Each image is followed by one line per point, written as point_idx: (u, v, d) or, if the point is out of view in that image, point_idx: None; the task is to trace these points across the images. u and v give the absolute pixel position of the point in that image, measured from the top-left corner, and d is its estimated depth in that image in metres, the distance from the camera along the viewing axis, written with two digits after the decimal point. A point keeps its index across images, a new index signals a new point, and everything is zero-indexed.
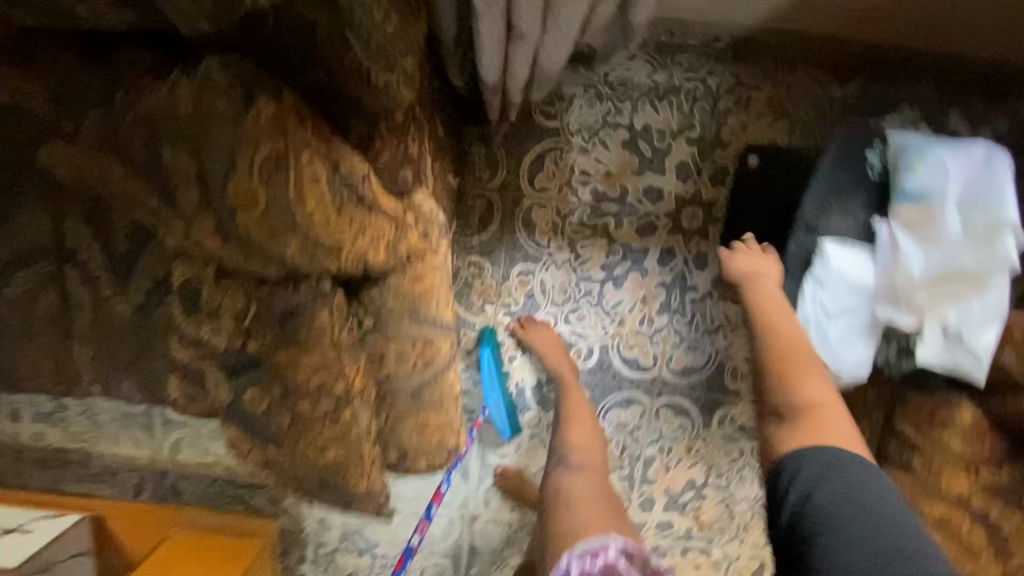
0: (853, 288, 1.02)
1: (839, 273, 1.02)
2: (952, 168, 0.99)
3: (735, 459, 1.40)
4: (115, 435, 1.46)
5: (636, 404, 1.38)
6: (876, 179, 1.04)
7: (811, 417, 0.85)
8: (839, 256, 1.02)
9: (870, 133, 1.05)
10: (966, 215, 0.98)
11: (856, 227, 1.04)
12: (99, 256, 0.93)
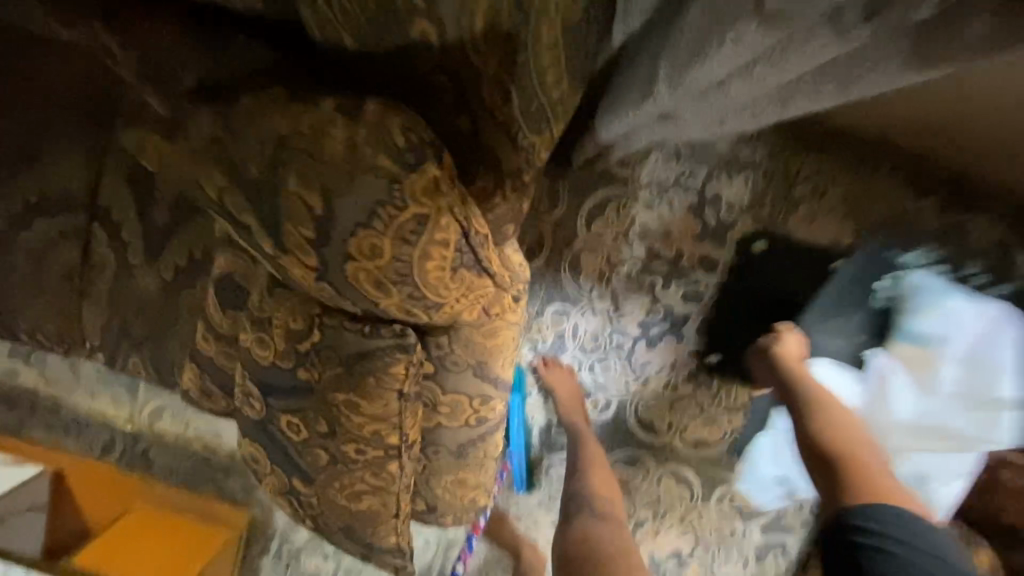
0: None
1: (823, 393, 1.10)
2: (963, 326, 1.05)
3: (725, 538, 1.38)
4: (95, 389, 1.38)
5: (640, 465, 1.35)
6: (880, 307, 1.12)
7: (862, 462, 0.82)
8: (829, 375, 1.10)
9: (886, 265, 1.13)
10: (964, 374, 1.05)
11: (851, 352, 1.13)
12: (135, 222, 0.86)
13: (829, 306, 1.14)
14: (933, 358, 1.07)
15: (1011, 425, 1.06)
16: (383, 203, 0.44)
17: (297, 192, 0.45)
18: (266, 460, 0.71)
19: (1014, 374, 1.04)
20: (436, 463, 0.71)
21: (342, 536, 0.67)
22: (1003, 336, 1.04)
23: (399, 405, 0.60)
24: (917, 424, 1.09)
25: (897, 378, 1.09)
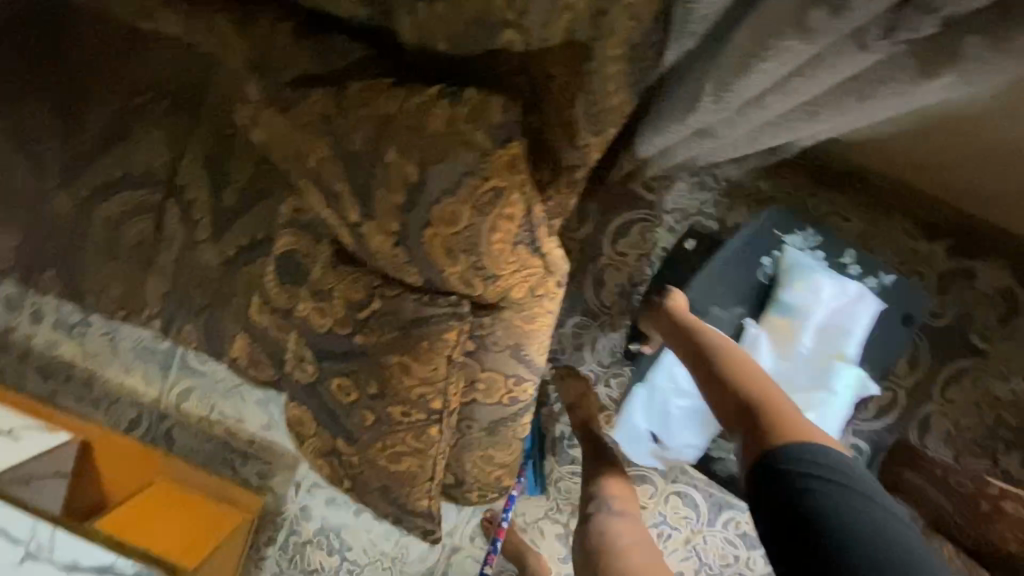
0: None
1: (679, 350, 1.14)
2: (824, 294, 1.07)
3: (727, 565, 1.39)
4: (130, 365, 1.44)
5: (648, 482, 1.38)
6: (764, 282, 1.13)
7: (782, 406, 0.77)
8: None
9: (772, 240, 1.14)
10: (818, 341, 1.07)
11: (732, 323, 1.12)
12: (206, 201, 0.94)
13: (721, 276, 1.12)
14: (795, 326, 1.08)
15: (863, 392, 1.07)
16: (470, 173, 0.53)
17: (395, 164, 0.54)
18: (310, 422, 0.77)
19: (857, 342, 1.07)
20: (468, 438, 0.76)
21: (377, 496, 0.72)
22: (863, 306, 1.07)
23: (446, 370, 0.66)
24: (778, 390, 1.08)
25: (765, 348, 1.08)
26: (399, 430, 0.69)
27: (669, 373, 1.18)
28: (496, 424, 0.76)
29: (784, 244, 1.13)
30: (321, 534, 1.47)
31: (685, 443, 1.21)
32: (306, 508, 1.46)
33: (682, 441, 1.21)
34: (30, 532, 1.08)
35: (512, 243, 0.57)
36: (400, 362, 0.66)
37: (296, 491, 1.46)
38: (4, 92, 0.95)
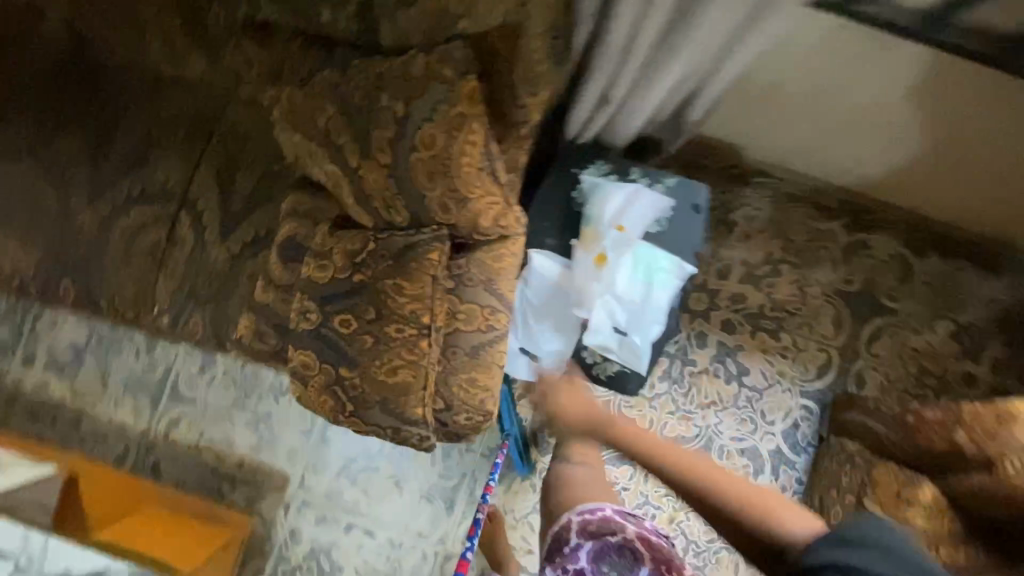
0: (540, 293, 1.01)
1: (529, 281, 1.01)
2: (614, 201, 0.99)
3: (712, 541, 1.44)
4: (119, 400, 1.49)
5: (627, 463, 1.47)
6: (575, 211, 1.03)
7: (764, 504, 0.72)
8: (532, 266, 1.01)
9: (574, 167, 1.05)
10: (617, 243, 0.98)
11: (555, 257, 1.02)
12: (216, 208, 1.10)
13: (538, 216, 1.04)
14: (597, 235, 0.99)
15: (676, 275, 1.00)
16: (444, 105, 0.72)
17: (386, 111, 0.73)
18: (314, 364, 0.87)
19: (651, 227, 1.00)
20: (453, 364, 0.88)
21: (377, 413, 0.82)
22: (648, 198, 1.01)
23: (431, 289, 0.81)
24: (608, 304, 0.98)
25: (577, 270, 0.99)
26: (393, 347, 0.81)
27: (524, 299, 1.01)
28: (478, 349, 0.89)
29: (578, 172, 1.04)
30: (311, 558, 1.46)
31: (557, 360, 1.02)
32: (295, 531, 1.46)
33: (554, 360, 1.02)
34: (20, 545, 1.07)
35: (477, 168, 0.75)
36: (393, 282, 0.81)
37: (285, 513, 1.47)
38: (41, 133, 1.12)
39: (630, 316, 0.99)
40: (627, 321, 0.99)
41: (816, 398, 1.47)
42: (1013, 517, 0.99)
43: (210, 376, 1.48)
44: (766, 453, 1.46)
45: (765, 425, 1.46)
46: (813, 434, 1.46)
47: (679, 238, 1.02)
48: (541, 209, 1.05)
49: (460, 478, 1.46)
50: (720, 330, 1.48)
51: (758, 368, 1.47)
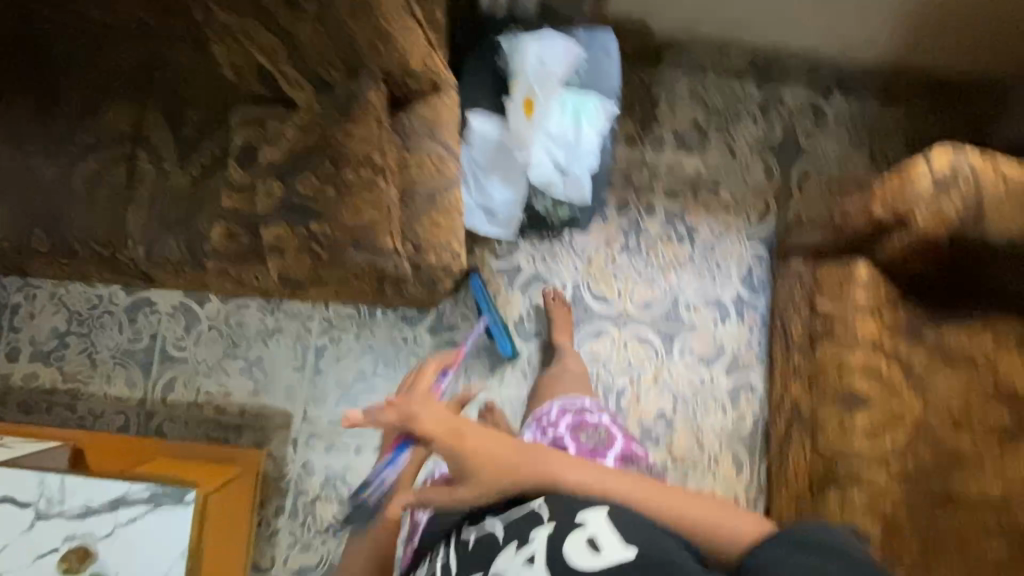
0: (484, 152, 1.08)
1: (472, 144, 1.08)
2: (533, 52, 1.08)
3: (697, 389, 1.56)
4: (110, 374, 1.52)
5: (606, 335, 1.57)
6: (501, 72, 1.11)
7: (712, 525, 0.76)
8: (473, 129, 1.08)
9: (493, 34, 1.14)
10: (543, 90, 1.08)
11: (491, 116, 1.09)
12: (170, 140, 1.17)
13: (468, 83, 1.12)
14: (524, 85, 1.07)
15: (601, 111, 1.11)
16: None
17: None
18: (286, 233, 0.95)
19: (571, 72, 1.10)
20: (414, 208, 0.96)
21: (351, 253, 0.90)
22: (564, 45, 1.09)
23: (378, 131, 0.91)
24: (546, 146, 1.08)
25: (512, 121, 1.07)
26: (355, 190, 0.90)
27: (471, 160, 1.09)
28: (434, 191, 0.97)
29: (496, 38, 1.12)
30: (329, 486, 1.51)
31: (511, 210, 1.10)
32: (308, 462, 1.51)
33: (509, 210, 1.10)
34: (38, 490, 1.11)
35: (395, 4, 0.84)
36: (343, 128, 0.90)
37: (294, 449, 1.52)
38: None
39: (566, 152, 1.09)
40: (565, 158, 1.09)
41: (763, 243, 1.59)
42: (927, 263, 1.14)
43: (196, 333, 1.53)
44: (729, 300, 1.58)
45: (722, 275, 1.59)
46: (766, 275, 1.58)
47: (598, 80, 1.12)
48: (470, 77, 1.12)
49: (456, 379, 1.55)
50: (665, 198, 1.60)
51: (706, 226, 1.60)
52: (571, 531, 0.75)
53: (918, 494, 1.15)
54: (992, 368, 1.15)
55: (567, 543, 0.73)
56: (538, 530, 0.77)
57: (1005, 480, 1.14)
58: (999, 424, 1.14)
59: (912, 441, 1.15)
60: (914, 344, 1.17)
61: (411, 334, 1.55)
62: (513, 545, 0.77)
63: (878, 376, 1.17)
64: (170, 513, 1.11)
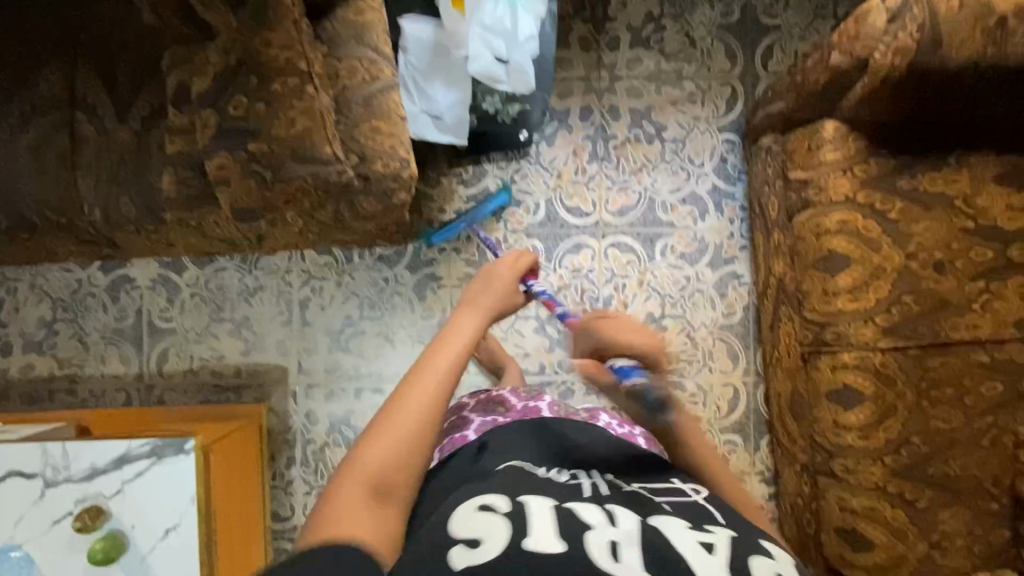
0: (422, 56, 1.05)
1: (409, 50, 1.05)
2: None
3: (684, 288, 1.55)
4: (104, 354, 1.54)
5: (586, 248, 1.55)
6: None
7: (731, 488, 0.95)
8: (407, 33, 1.04)
9: None
10: None
11: (424, 16, 1.04)
12: (104, 95, 1.13)
13: None
14: None
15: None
16: None
17: None
18: (228, 161, 0.93)
19: None
20: (353, 117, 0.94)
21: (292, 166, 0.89)
22: None
23: (299, 37, 0.87)
24: (482, 38, 1.01)
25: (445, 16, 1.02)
26: (287, 103, 0.88)
27: (411, 67, 1.06)
28: (370, 97, 0.94)
29: None
30: (334, 432, 1.54)
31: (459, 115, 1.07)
32: (311, 412, 1.53)
33: (457, 115, 1.07)
34: (42, 460, 1.13)
35: None
36: (262, 38, 0.87)
37: (295, 400, 1.54)
38: None
39: (506, 41, 1.02)
40: (505, 47, 1.02)
41: (734, 130, 1.56)
42: (889, 112, 1.10)
43: (179, 303, 1.54)
44: (706, 194, 1.56)
45: (696, 169, 1.55)
46: (740, 162, 1.55)
47: None
48: None
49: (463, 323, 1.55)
50: (628, 98, 1.55)
51: (673, 121, 1.55)
52: (760, 553, 0.72)
53: (909, 344, 1.14)
54: (972, 207, 1.13)
55: (755, 560, 0.70)
56: (716, 526, 0.76)
57: (994, 317, 1.13)
58: (982, 263, 1.13)
59: (897, 293, 1.14)
60: (890, 194, 1.14)
61: (390, 274, 1.54)
62: (686, 522, 0.75)
63: (856, 233, 1.15)
64: (173, 464, 1.13)
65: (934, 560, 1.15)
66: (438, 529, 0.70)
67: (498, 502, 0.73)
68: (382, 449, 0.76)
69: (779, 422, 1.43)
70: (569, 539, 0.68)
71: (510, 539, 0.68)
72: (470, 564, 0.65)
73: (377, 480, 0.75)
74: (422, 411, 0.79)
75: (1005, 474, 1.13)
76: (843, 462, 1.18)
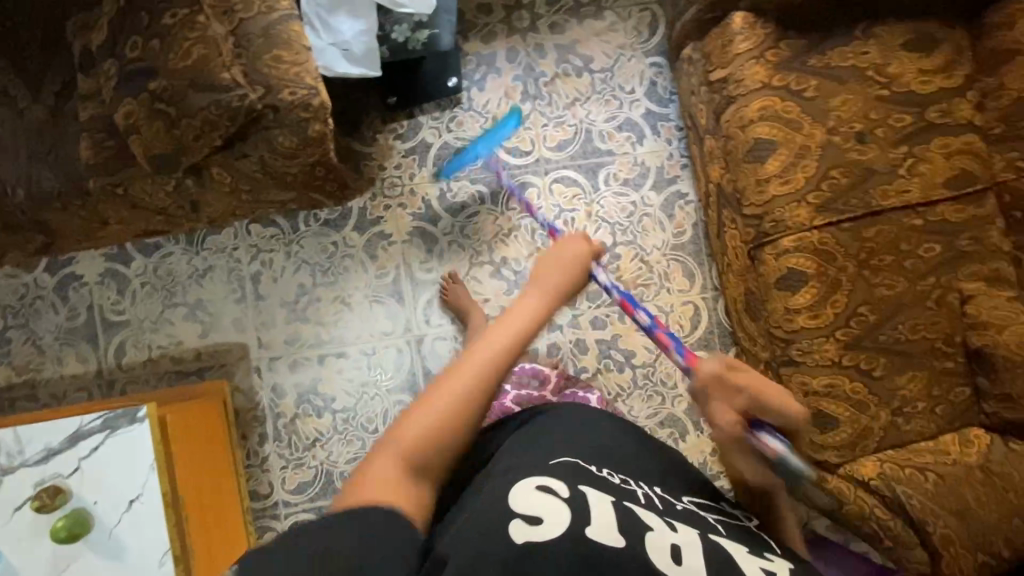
0: None
1: None
2: None
3: (632, 213, 1.57)
4: (60, 355, 1.52)
5: (531, 186, 1.56)
6: None
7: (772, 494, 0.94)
8: None
9: None
10: None
11: None
12: (9, 71, 1.10)
13: None
14: None
15: None
16: None
17: None
18: (136, 107, 0.93)
19: None
20: (255, 48, 0.95)
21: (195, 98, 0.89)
22: None
23: None
24: None
25: None
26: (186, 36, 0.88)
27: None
28: (270, 27, 0.95)
29: None
30: (303, 403, 1.53)
31: (366, 45, 1.10)
32: (276, 385, 1.52)
33: (364, 45, 1.09)
34: None
35: None
36: None
37: (259, 375, 1.53)
38: None
39: None
40: None
41: (659, 53, 1.58)
42: None
43: (130, 293, 1.52)
44: (641, 119, 1.57)
45: (628, 96, 1.57)
46: (670, 83, 1.57)
47: None
48: None
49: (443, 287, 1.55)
50: (552, 35, 1.57)
51: (599, 51, 1.57)
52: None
53: (842, 218, 1.15)
54: (885, 76, 1.15)
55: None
56: (773, 556, 0.80)
57: (921, 180, 1.15)
58: (902, 129, 1.15)
59: (823, 168, 1.15)
60: (804, 75, 1.16)
61: (339, 237, 1.54)
62: (745, 547, 0.79)
63: (777, 118, 1.16)
64: (128, 434, 1.12)
65: (899, 428, 1.15)
66: (490, 508, 0.71)
67: (558, 486, 0.75)
68: (432, 420, 0.77)
69: (739, 327, 1.42)
70: (629, 537, 0.72)
71: (570, 527, 0.71)
72: (529, 538, 0.69)
73: (426, 450, 0.75)
74: (473, 393, 0.80)
75: (955, 332, 1.15)
76: (799, 346, 1.19)
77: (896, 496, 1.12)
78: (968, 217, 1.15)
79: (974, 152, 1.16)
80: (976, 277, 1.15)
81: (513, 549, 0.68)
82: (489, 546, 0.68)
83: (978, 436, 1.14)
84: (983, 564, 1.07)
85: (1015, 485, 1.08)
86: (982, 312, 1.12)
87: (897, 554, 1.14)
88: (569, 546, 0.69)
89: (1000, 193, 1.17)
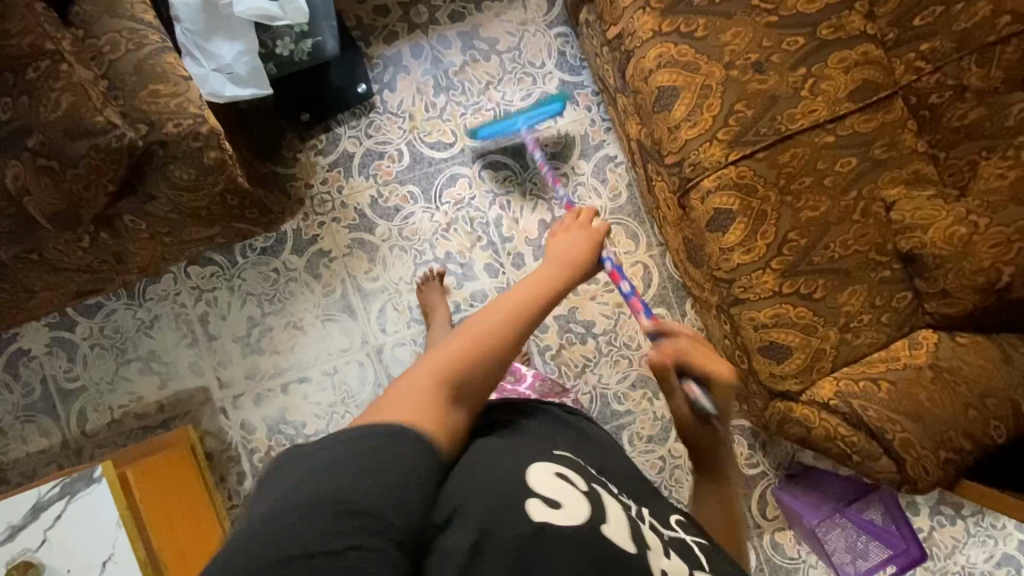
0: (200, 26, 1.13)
1: (187, 24, 1.12)
2: None
3: (566, 185, 1.57)
4: (21, 434, 1.49)
5: (461, 176, 1.55)
6: None
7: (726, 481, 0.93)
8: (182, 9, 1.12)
9: None
10: None
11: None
12: None
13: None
14: None
15: None
16: None
17: None
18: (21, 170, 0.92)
19: None
20: (130, 89, 0.95)
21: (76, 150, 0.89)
22: None
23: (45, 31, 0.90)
24: None
25: None
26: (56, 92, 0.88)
27: (195, 42, 1.13)
28: (140, 65, 0.96)
29: None
30: (275, 435, 1.50)
31: (251, 68, 1.17)
32: (245, 422, 1.50)
33: (249, 67, 1.17)
34: None
35: None
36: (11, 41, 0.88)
37: (226, 416, 1.51)
38: None
39: None
40: None
41: (562, 24, 1.58)
42: None
43: (81, 358, 1.50)
44: (556, 90, 1.57)
45: (539, 70, 1.57)
46: (577, 50, 1.58)
47: None
48: None
49: (396, 293, 1.54)
50: (453, 24, 1.57)
51: (503, 31, 1.57)
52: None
53: (756, 149, 1.15)
54: (770, 3, 1.15)
55: None
56: None
57: (826, 98, 1.15)
58: (798, 51, 1.15)
59: (728, 104, 1.16)
60: (689, 16, 1.16)
61: (280, 263, 1.53)
62: None
63: (673, 62, 1.17)
64: (87, 496, 1.12)
65: (849, 343, 1.16)
66: (509, 487, 0.66)
67: (574, 477, 0.71)
68: (456, 354, 0.74)
69: (685, 275, 1.40)
70: (637, 542, 0.68)
71: (589, 518, 0.66)
72: (549, 521, 0.64)
73: (449, 381, 0.71)
74: (495, 330, 0.78)
75: (886, 240, 1.16)
76: (740, 283, 1.18)
77: (855, 411, 1.13)
78: (878, 125, 1.16)
79: (874, 60, 1.16)
80: (896, 183, 1.16)
81: (531, 527, 0.62)
82: (507, 517, 0.63)
83: (927, 336, 1.16)
84: (947, 460, 1.11)
85: (963, 378, 1.12)
86: (906, 215, 1.14)
87: (867, 468, 1.14)
88: (584, 539, 0.64)
89: (906, 95, 1.17)
